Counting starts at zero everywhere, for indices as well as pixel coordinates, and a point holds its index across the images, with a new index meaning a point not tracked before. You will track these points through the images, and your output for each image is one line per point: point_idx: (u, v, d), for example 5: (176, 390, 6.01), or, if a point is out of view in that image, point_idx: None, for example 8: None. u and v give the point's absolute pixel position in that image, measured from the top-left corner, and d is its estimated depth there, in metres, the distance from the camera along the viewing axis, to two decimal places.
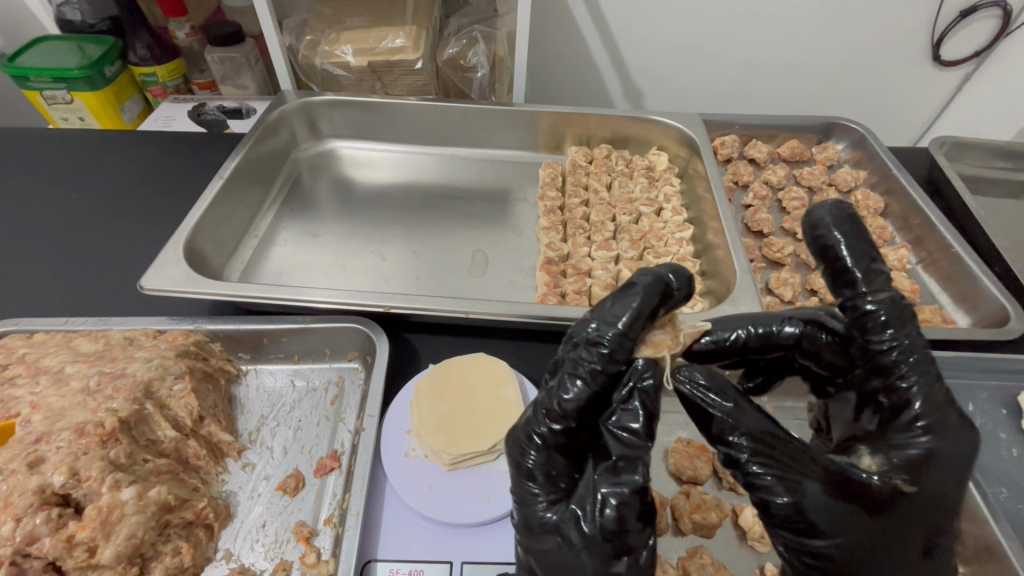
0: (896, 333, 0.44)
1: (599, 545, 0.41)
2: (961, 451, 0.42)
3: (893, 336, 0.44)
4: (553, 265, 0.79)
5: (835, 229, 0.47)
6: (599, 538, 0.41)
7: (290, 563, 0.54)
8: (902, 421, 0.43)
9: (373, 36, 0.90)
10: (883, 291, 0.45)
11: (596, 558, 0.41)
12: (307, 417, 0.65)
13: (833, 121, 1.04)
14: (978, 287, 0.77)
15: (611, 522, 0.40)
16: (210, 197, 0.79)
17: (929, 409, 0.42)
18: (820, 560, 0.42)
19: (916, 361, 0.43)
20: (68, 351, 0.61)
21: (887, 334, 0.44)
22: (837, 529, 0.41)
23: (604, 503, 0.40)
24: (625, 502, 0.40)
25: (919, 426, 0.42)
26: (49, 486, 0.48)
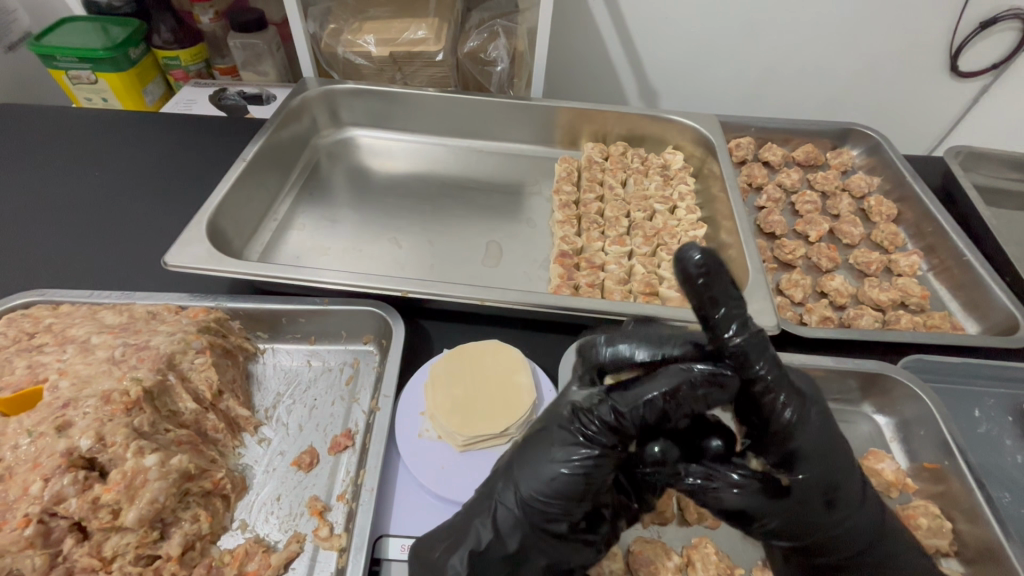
0: (765, 365, 0.45)
1: (582, 445, 0.45)
2: (828, 435, 0.47)
3: (763, 367, 0.45)
4: (567, 258, 0.80)
5: (704, 275, 0.43)
6: (589, 434, 0.45)
7: (304, 535, 0.55)
8: (779, 426, 0.46)
9: (396, 26, 0.92)
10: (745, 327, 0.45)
11: (568, 433, 0.46)
12: (322, 397, 0.67)
13: (849, 126, 1.04)
14: (989, 295, 0.78)
15: (587, 433, 0.45)
16: (233, 179, 0.81)
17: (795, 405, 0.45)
18: (772, 532, 0.48)
19: (782, 383, 0.45)
20: (93, 322, 0.62)
21: (758, 366, 0.45)
22: (766, 516, 0.47)
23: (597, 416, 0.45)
24: (622, 423, 0.45)
25: (790, 412, 0.45)
26: (76, 449, 0.49)
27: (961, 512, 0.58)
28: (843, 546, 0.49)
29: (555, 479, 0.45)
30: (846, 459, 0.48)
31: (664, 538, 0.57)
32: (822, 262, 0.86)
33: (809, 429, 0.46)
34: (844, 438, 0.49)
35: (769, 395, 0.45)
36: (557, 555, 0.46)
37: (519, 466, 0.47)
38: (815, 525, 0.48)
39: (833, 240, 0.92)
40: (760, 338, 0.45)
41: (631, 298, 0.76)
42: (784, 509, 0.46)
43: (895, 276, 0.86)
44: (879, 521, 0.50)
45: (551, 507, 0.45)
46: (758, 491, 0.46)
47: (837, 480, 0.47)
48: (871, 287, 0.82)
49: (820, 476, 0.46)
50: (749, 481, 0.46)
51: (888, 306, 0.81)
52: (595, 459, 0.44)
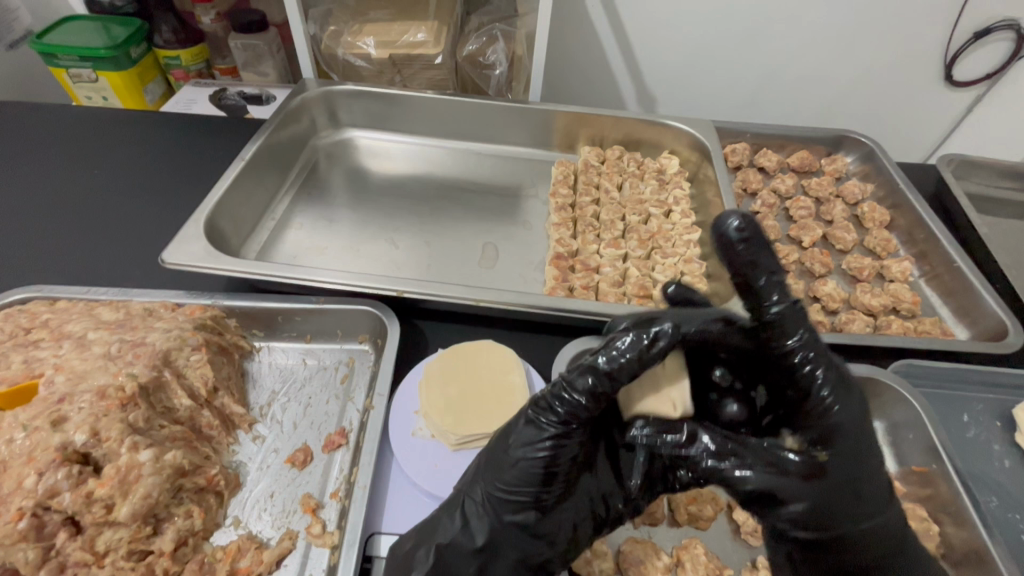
0: (799, 337, 0.48)
1: (540, 430, 0.46)
2: (859, 421, 0.47)
3: (798, 336, 0.48)
4: (562, 260, 0.81)
5: (747, 239, 0.47)
6: (546, 418, 0.46)
7: (297, 532, 0.55)
8: (813, 401, 0.48)
9: (395, 29, 0.93)
10: (782, 297, 0.48)
11: (525, 421, 0.47)
12: (317, 395, 0.67)
13: (843, 133, 1.05)
14: (979, 302, 0.79)
15: (546, 419, 0.46)
16: (232, 178, 0.82)
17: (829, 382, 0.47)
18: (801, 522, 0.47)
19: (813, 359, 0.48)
20: (90, 319, 0.63)
21: (795, 337, 0.48)
22: (794, 499, 0.46)
23: (550, 401, 0.46)
24: (575, 400, 0.45)
25: (823, 389, 0.47)
26: (71, 444, 0.50)
27: (948, 515, 0.58)
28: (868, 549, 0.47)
29: (519, 466, 0.46)
30: (870, 449, 0.47)
31: (655, 539, 0.58)
32: (815, 267, 0.87)
33: (841, 406, 0.47)
34: (871, 427, 0.49)
35: (803, 366, 0.48)
36: (528, 547, 0.47)
37: (486, 459, 0.48)
38: (855, 515, 0.47)
39: (826, 245, 0.93)
40: (797, 311, 0.48)
41: (625, 300, 0.76)
42: (817, 495, 0.46)
43: (887, 282, 0.87)
44: (899, 528, 0.49)
45: (517, 495, 0.46)
46: (790, 473, 0.46)
47: (870, 466, 0.47)
48: (863, 292, 0.83)
49: (854, 456, 0.47)
50: (779, 458, 0.47)
51: (880, 311, 0.82)
52: (554, 441, 0.46)
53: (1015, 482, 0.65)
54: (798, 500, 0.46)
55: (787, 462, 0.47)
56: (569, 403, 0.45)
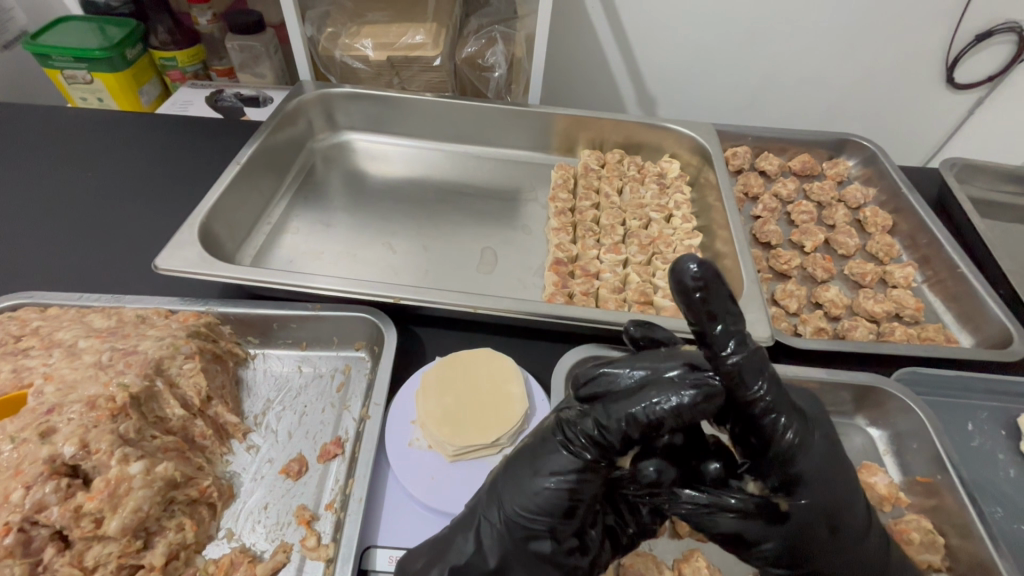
0: (765, 384, 0.43)
1: (568, 458, 0.45)
2: (824, 462, 0.46)
3: (764, 385, 0.43)
4: (562, 266, 0.80)
5: (701, 285, 0.41)
6: (574, 446, 0.45)
7: (291, 545, 0.54)
8: (778, 449, 0.44)
9: (393, 31, 0.92)
10: (742, 347, 0.42)
11: (553, 446, 0.46)
12: (312, 403, 0.66)
13: (845, 137, 1.05)
14: (983, 308, 0.78)
15: (573, 447, 0.45)
16: (227, 182, 0.80)
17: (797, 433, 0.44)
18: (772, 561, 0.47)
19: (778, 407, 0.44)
20: (81, 326, 0.62)
21: (757, 386, 0.43)
22: (762, 540, 0.46)
23: (579, 432, 0.45)
24: (607, 439, 0.44)
25: (787, 432, 0.44)
26: (60, 456, 0.49)
27: (953, 527, 0.57)
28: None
29: (540, 495, 0.44)
30: (846, 488, 0.46)
31: (656, 551, 0.57)
32: (818, 272, 0.86)
33: (805, 452, 0.45)
34: (844, 457, 0.48)
35: (769, 416, 0.43)
36: (540, 573, 0.45)
37: (504, 482, 0.46)
38: (821, 550, 0.47)
39: (828, 250, 0.93)
40: (757, 355, 0.43)
41: (626, 307, 0.75)
42: (782, 535, 0.46)
43: (890, 287, 0.86)
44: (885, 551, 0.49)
45: (534, 524, 0.44)
46: (754, 518, 0.46)
47: (840, 507, 0.46)
48: (865, 298, 0.82)
49: (820, 499, 0.45)
50: (744, 506, 0.45)
51: (883, 317, 0.81)
52: (580, 472, 0.44)
53: (1020, 492, 0.64)
54: (764, 539, 0.46)
55: (749, 507, 0.46)
56: (600, 438, 0.44)
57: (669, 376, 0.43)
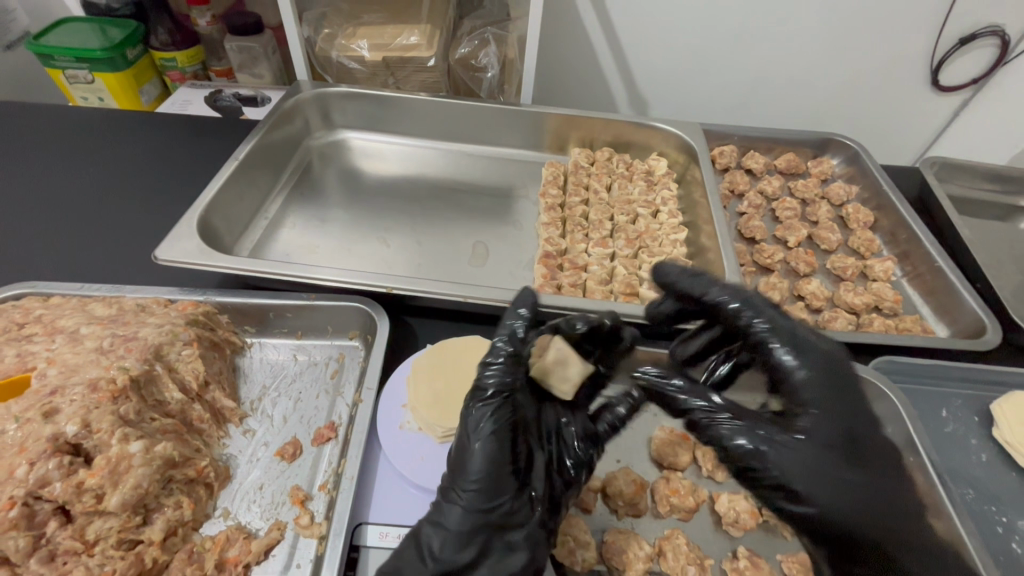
0: (761, 314, 0.52)
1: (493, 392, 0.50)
2: (836, 375, 0.50)
3: (760, 317, 0.52)
4: (551, 259, 0.82)
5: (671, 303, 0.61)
6: (490, 376, 0.51)
7: (285, 523, 0.56)
8: (778, 365, 0.50)
9: (388, 32, 0.94)
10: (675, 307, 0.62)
11: (475, 381, 0.51)
12: (307, 390, 0.68)
13: (829, 136, 1.07)
14: (958, 300, 0.80)
15: (490, 372, 0.51)
16: (225, 177, 0.83)
17: (792, 349, 0.50)
18: (796, 492, 0.48)
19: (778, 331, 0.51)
20: (83, 314, 0.64)
21: (757, 318, 0.52)
22: (792, 472, 0.48)
23: (494, 354, 0.52)
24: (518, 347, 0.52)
25: (785, 350, 0.50)
26: (62, 435, 0.50)
27: (924, 507, 0.59)
28: (869, 522, 0.48)
29: (481, 435, 0.48)
30: (857, 408, 0.49)
31: (638, 529, 0.59)
32: (800, 266, 0.89)
33: (802, 367, 0.50)
34: (855, 383, 0.50)
35: (769, 342, 0.51)
36: (511, 520, 0.48)
37: (455, 445, 0.50)
38: (838, 477, 0.48)
39: (811, 246, 0.95)
40: (756, 296, 0.54)
41: (612, 298, 0.78)
42: (807, 457, 0.48)
43: (870, 281, 0.88)
44: (913, 503, 0.50)
45: (486, 471, 0.48)
46: (782, 441, 0.49)
47: (855, 427, 0.49)
48: (846, 291, 0.84)
49: (831, 415, 0.49)
50: (770, 432, 0.50)
51: (863, 309, 0.83)
52: (501, 395, 0.50)
53: (991, 475, 0.66)
54: (783, 469, 0.48)
55: (777, 436, 0.49)
56: (511, 351, 0.52)
57: (518, 325, 0.54)
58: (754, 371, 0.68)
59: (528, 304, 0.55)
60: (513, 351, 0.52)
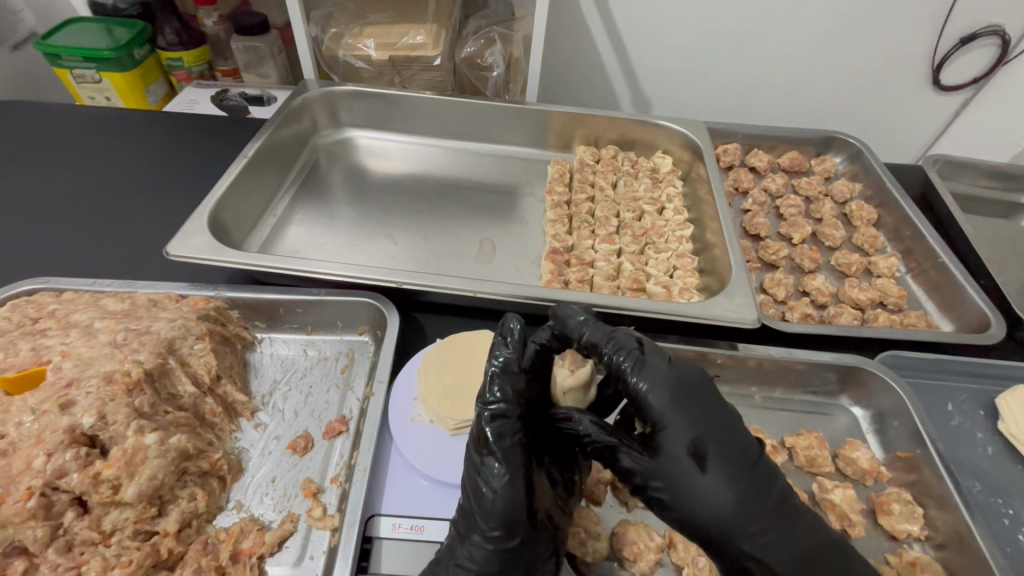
0: (619, 351, 0.53)
1: (497, 436, 0.49)
2: (696, 399, 0.50)
3: (624, 360, 0.52)
4: (558, 255, 0.82)
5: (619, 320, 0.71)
6: (490, 417, 0.50)
7: (298, 515, 0.57)
8: (631, 392, 0.51)
9: (394, 32, 0.96)
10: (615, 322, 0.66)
11: (478, 423, 0.51)
12: (318, 384, 0.68)
13: (832, 134, 1.08)
14: (962, 295, 0.81)
15: (490, 413, 0.50)
16: (234, 174, 0.83)
17: (647, 381, 0.51)
18: (687, 521, 0.49)
19: (635, 359, 0.52)
20: (96, 309, 0.64)
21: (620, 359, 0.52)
22: (669, 493, 0.49)
23: (491, 393, 0.51)
24: (515, 387, 0.52)
25: (633, 379, 0.51)
26: (79, 427, 0.51)
27: (932, 499, 0.60)
28: (753, 524, 0.48)
29: (495, 485, 0.48)
30: (714, 428, 0.49)
31: (648, 521, 0.59)
32: (805, 263, 0.89)
33: (652, 393, 0.50)
34: (724, 407, 0.52)
35: (620, 376, 0.52)
36: (529, 554, 0.50)
37: (470, 490, 0.50)
38: (718, 504, 0.48)
39: (816, 242, 0.96)
40: (624, 332, 0.54)
41: (619, 293, 0.78)
42: (678, 478, 0.48)
43: (875, 277, 0.89)
44: (815, 528, 0.50)
45: (502, 520, 0.48)
46: (644, 459, 0.50)
47: (726, 450, 0.49)
48: (851, 287, 0.85)
49: (703, 436, 0.49)
50: (634, 448, 0.51)
51: (868, 305, 0.84)
52: (506, 439, 0.49)
53: (997, 468, 0.67)
54: (670, 494, 0.49)
55: (638, 452, 0.50)
56: (509, 392, 0.51)
57: (506, 354, 0.53)
58: (760, 365, 0.69)
59: (515, 334, 0.54)
60: (511, 391, 0.51)
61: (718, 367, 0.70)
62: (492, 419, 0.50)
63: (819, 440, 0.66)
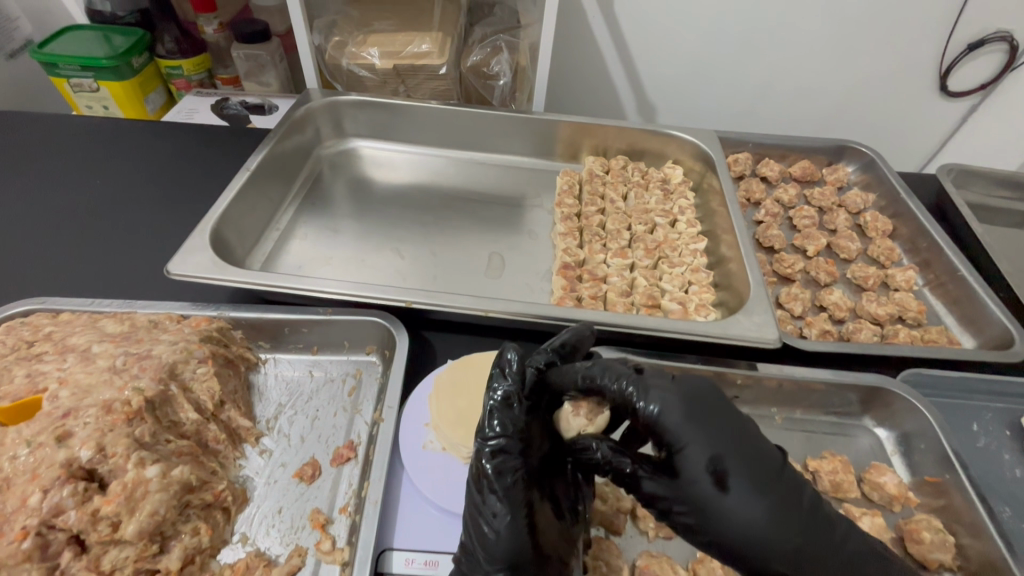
0: (618, 379, 0.49)
1: (496, 474, 0.49)
2: (712, 416, 0.46)
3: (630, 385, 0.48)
4: (570, 270, 0.80)
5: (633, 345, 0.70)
6: (489, 454, 0.49)
7: (306, 548, 0.54)
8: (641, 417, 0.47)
9: (400, 40, 0.93)
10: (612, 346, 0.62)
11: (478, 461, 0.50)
12: (325, 407, 0.66)
13: (844, 143, 1.06)
14: (983, 310, 0.79)
15: (488, 450, 0.50)
16: (237, 188, 0.81)
17: (653, 403, 0.47)
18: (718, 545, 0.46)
19: (638, 383, 0.48)
20: (94, 331, 0.62)
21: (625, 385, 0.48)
22: (696, 520, 0.46)
23: (490, 429, 0.50)
24: (513, 421, 0.51)
25: (641, 403, 0.47)
26: (76, 460, 0.49)
27: (963, 527, 0.58)
28: (793, 540, 0.44)
29: (497, 525, 0.47)
30: (735, 444, 0.46)
31: (669, 551, 0.57)
32: (821, 276, 0.87)
33: (664, 412, 0.47)
34: (740, 417, 0.48)
35: (626, 403, 0.48)
36: None
37: (472, 530, 0.49)
38: (752, 529, 0.44)
39: (831, 255, 0.94)
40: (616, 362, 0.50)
41: (633, 310, 0.76)
42: (704, 504, 0.45)
43: (892, 290, 0.87)
44: (854, 542, 0.47)
45: (505, 562, 0.47)
46: (669, 488, 0.47)
47: (750, 466, 0.45)
48: (869, 301, 0.83)
49: (723, 453, 0.45)
50: (654, 476, 0.48)
51: (887, 320, 0.82)
52: (506, 477, 0.49)
53: None
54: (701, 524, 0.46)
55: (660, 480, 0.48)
56: (507, 425, 0.50)
57: (505, 386, 0.52)
58: (781, 386, 0.67)
59: (512, 365, 0.53)
60: (510, 425, 0.50)
61: (738, 387, 0.68)
62: (492, 456, 0.49)
63: (843, 464, 0.64)
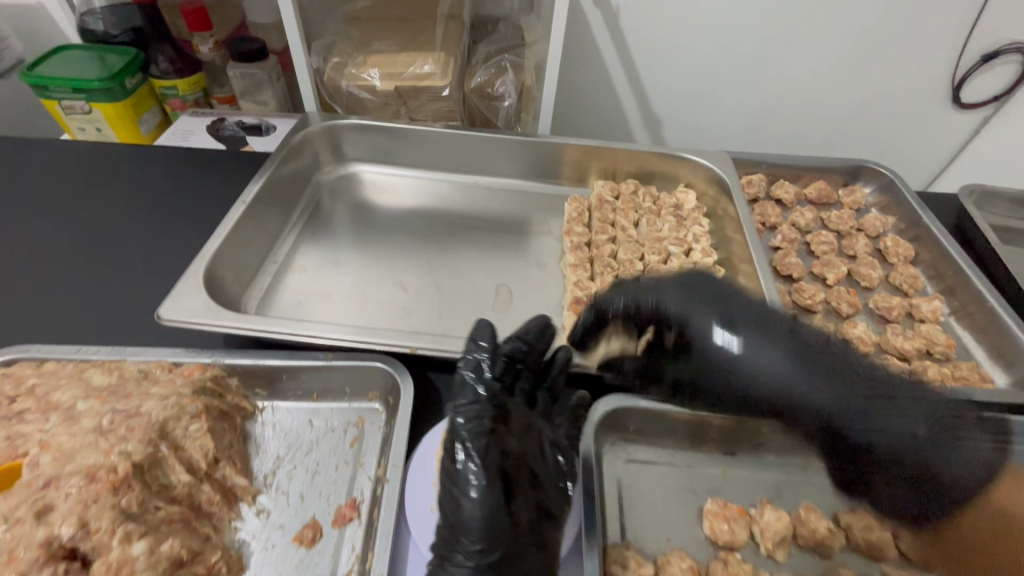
0: (614, 296, 0.63)
1: (471, 438, 0.54)
2: (702, 293, 0.58)
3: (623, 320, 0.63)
4: (582, 305, 0.77)
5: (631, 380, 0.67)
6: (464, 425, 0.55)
7: None
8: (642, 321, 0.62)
9: (402, 61, 0.90)
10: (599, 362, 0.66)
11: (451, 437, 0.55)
12: (325, 461, 0.62)
13: (861, 164, 1.03)
14: (1015, 344, 0.75)
15: (459, 421, 0.56)
16: (233, 222, 0.78)
17: (647, 306, 0.61)
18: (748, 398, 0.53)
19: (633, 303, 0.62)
20: (80, 384, 0.58)
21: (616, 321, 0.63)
22: (730, 388, 0.54)
23: (462, 406, 0.57)
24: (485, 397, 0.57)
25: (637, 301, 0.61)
26: (57, 538, 0.45)
27: None
28: (817, 380, 0.51)
29: (468, 488, 0.52)
30: (722, 302, 0.57)
31: None
32: (842, 307, 0.84)
33: (665, 301, 0.59)
34: (733, 290, 0.58)
35: (629, 313, 0.62)
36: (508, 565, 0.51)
37: (446, 503, 0.53)
38: (769, 365, 0.52)
39: (851, 282, 0.90)
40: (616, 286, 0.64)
41: None
42: (726, 363, 0.54)
43: (917, 322, 0.84)
44: (925, 405, 0.48)
45: (478, 525, 0.51)
46: (687, 357, 0.58)
47: (751, 316, 0.55)
48: (894, 335, 0.80)
49: (718, 318, 0.56)
50: (664, 357, 0.61)
51: (913, 355, 0.78)
52: (479, 444, 0.54)
53: None
54: (734, 388, 0.54)
55: (675, 360, 0.60)
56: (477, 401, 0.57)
57: (476, 364, 0.60)
58: None
59: (485, 346, 0.61)
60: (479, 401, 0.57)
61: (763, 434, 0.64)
62: (465, 422, 0.55)
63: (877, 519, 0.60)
